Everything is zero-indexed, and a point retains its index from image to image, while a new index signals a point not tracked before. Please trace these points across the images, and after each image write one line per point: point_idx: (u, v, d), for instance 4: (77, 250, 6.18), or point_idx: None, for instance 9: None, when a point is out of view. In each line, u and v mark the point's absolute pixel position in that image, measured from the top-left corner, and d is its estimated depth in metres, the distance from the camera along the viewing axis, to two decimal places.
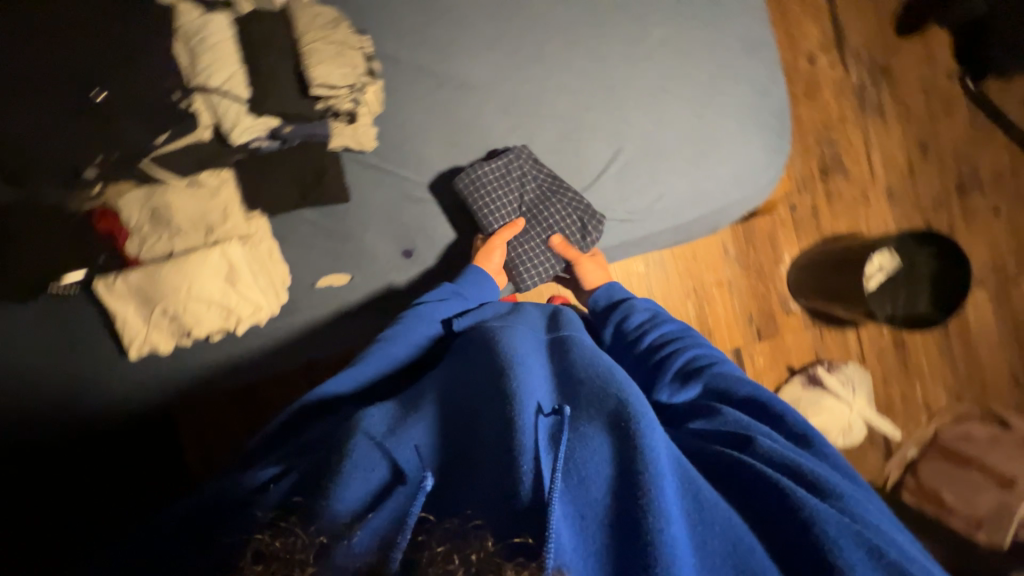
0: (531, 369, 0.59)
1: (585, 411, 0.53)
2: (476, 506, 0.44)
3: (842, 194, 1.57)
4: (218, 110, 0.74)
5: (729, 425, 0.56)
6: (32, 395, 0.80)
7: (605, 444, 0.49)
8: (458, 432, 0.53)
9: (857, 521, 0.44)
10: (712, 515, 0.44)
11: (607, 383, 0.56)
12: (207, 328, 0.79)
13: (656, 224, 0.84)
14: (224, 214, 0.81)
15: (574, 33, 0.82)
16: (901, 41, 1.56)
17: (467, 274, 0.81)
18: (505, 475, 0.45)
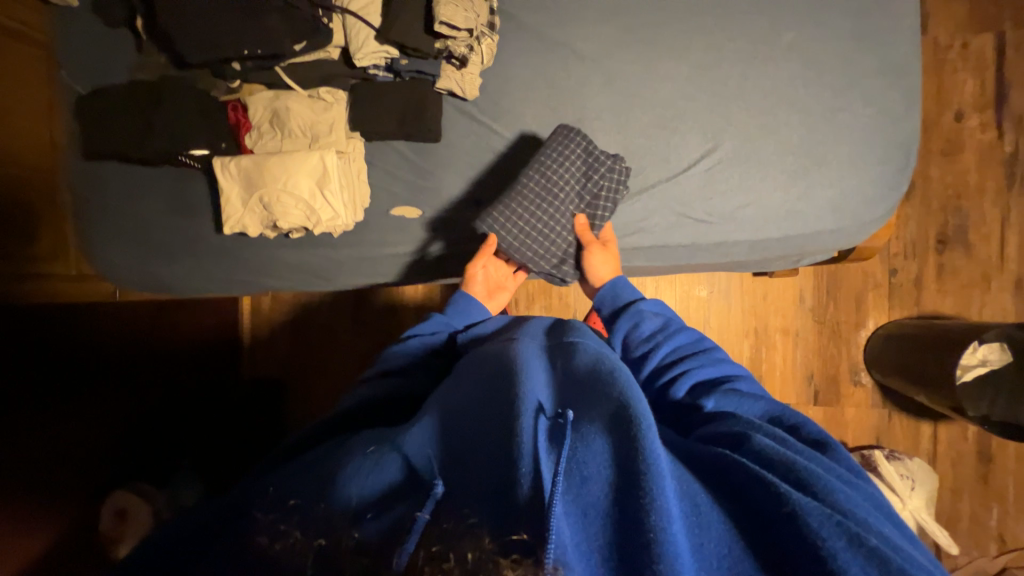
0: (532, 374, 0.56)
1: (581, 410, 0.50)
2: (476, 506, 0.41)
3: (958, 271, 1.39)
4: (350, 32, 0.81)
5: (728, 427, 0.55)
6: (147, 256, 0.99)
7: (605, 443, 0.45)
8: (457, 442, 0.50)
9: (841, 512, 0.43)
10: (708, 519, 0.42)
11: (607, 382, 0.53)
12: (290, 223, 0.86)
13: (734, 233, 0.80)
14: (331, 128, 0.90)
15: (698, 23, 0.81)
16: None
17: (455, 305, 0.84)
18: (510, 471, 0.43)
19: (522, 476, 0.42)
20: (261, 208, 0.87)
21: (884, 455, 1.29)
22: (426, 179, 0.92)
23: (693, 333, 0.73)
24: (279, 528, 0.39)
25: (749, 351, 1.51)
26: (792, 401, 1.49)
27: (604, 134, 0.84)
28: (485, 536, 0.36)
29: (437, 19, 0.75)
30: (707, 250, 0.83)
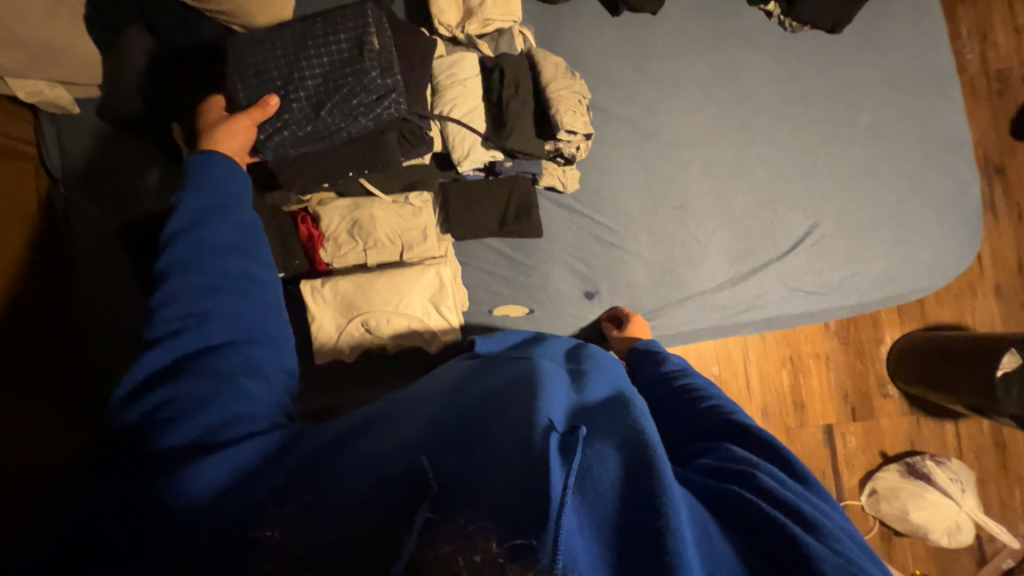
0: (551, 385, 0.47)
1: (597, 426, 0.43)
2: (481, 509, 0.33)
3: (949, 284, 1.58)
4: (454, 139, 0.77)
5: (726, 458, 0.49)
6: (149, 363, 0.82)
7: (619, 460, 0.39)
8: (455, 429, 0.41)
9: (850, 562, 0.38)
10: (719, 552, 0.37)
11: (629, 407, 0.47)
12: (401, 343, 0.79)
13: (841, 300, 0.84)
14: (424, 234, 0.84)
15: (780, 110, 0.86)
16: (1017, 143, 1.58)
17: (212, 170, 0.55)
18: (507, 479, 0.35)
19: (518, 476, 0.35)
20: (363, 331, 0.78)
21: (933, 463, 1.47)
22: (532, 276, 0.88)
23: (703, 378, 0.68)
24: (254, 533, 0.34)
25: (788, 378, 1.59)
26: (833, 421, 1.58)
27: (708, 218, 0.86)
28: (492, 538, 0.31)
29: (560, 127, 0.74)
30: (815, 317, 0.86)
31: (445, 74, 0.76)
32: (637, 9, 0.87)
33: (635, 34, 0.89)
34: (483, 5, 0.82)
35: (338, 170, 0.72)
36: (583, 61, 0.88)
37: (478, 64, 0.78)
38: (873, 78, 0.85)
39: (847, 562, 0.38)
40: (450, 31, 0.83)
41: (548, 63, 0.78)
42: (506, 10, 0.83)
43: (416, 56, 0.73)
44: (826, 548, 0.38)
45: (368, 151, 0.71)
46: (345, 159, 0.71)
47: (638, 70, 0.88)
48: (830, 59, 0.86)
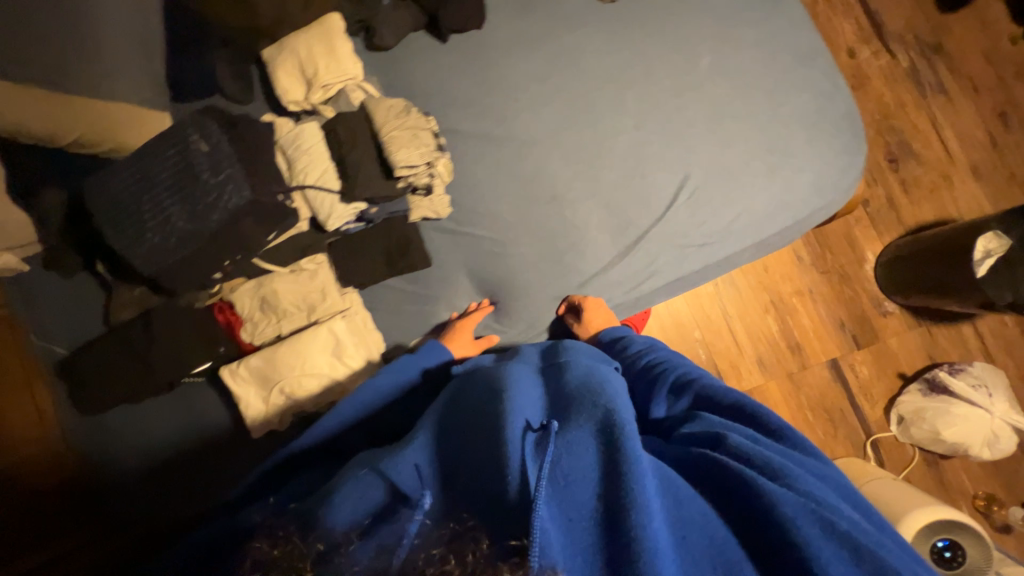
0: (520, 394, 0.57)
1: (568, 419, 0.53)
2: (473, 511, 0.44)
3: (919, 181, 1.47)
4: (315, 203, 0.82)
5: (703, 428, 0.58)
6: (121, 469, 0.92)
7: (593, 450, 0.49)
8: (456, 454, 0.52)
9: (812, 499, 0.46)
10: (690, 513, 0.47)
11: (591, 396, 0.55)
12: (316, 403, 0.84)
13: (736, 244, 0.83)
14: (323, 293, 0.90)
15: (623, 76, 0.87)
16: (947, 15, 1.48)
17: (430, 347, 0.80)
18: (489, 485, 0.46)
19: (501, 500, 0.45)
20: (284, 399, 0.84)
21: (947, 373, 1.35)
22: (434, 304, 0.91)
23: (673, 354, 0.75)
24: (253, 543, 0.44)
25: (777, 323, 1.51)
26: (837, 355, 1.49)
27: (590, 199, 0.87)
28: (483, 539, 0.40)
29: (399, 164, 0.78)
30: (719, 266, 0.85)
31: (291, 148, 0.82)
32: (461, 29, 0.91)
33: (468, 52, 0.92)
34: (319, 74, 0.89)
35: (210, 269, 0.76)
36: (427, 93, 0.93)
37: (319, 129, 0.83)
38: (704, 18, 0.84)
39: (811, 502, 0.46)
40: (301, 107, 0.92)
41: (380, 109, 0.82)
42: (340, 71, 0.89)
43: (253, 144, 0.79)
44: (789, 492, 0.46)
45: (232, 244, 0.75)
46: (205, 254, 0.74)
47: (480, 84, 0.91)
48: (657, 16, 0.86)
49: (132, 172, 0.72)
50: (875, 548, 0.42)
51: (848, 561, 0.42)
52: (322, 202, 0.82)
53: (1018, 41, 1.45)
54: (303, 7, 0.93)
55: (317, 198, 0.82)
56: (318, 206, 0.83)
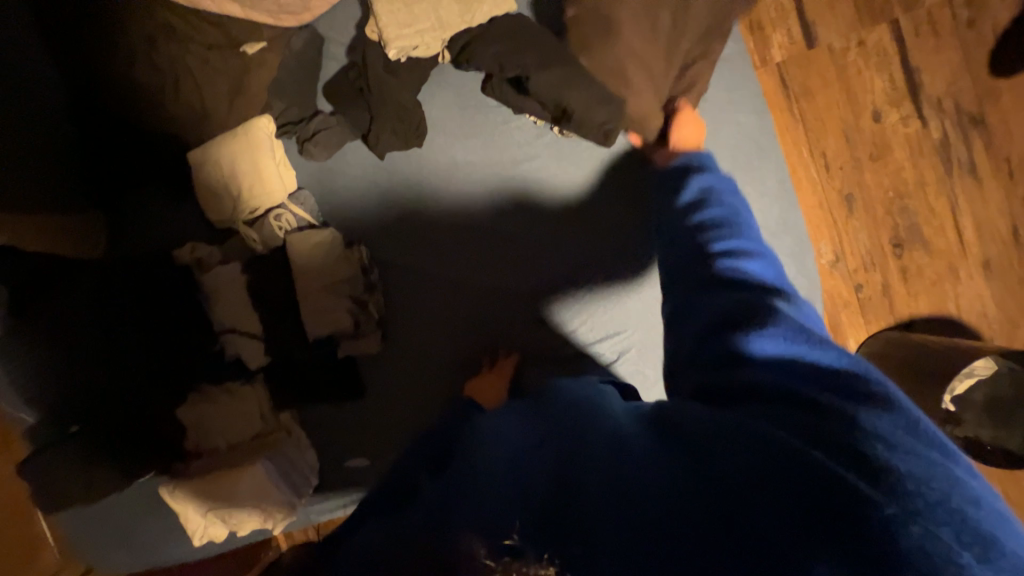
0: (498, 425, 0.59)
1: (548, 436, 0.53)
2: (461, 525, 0.44)
3: (921, 270, 1.35)
4: (236, 346, 0.87)
5: (770, 378, 0.49)
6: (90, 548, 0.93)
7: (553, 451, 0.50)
8: (444, 489, 0.51)
9: (883, 486, 0.38)
10: (664, 484, 0.42)
11: (573, 417, 0.55)
12: (251, 526, 0.90)
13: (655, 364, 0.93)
14: (258, 421, 0.90)
15: (560, 221, 0.93)
16: (999, 83, 1.27)
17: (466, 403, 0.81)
18: (472, 502, 0.46)
19: (483, 507, 0.44)
20: (220, 522, 0.89)
21: None
22: (364, 430, 0.93)
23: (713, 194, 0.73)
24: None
25: None
26: None
27: (573, 275, 0.93)
28: (475, 545, 0.40)
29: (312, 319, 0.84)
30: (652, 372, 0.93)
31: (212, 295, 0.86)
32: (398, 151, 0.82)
33: (408, 176, 0.90)
34: (242, 195, 0.84)
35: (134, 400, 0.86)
36: None
37: (236, 271, 0.86)
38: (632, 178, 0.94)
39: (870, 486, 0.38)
40: (229, 224, 0.87)
41: (304, 255, 0.83)
42: (265, 194, 0.84)
43: (179, 281, 0.87)
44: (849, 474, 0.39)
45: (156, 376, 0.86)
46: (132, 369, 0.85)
47: (421, 213, 0.90)
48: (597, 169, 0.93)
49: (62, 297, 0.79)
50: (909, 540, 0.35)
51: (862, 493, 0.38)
52: (242, 343, 0.88)
53: None
54: (227, 111, 0.84)
55: (236, 340, 0.87)
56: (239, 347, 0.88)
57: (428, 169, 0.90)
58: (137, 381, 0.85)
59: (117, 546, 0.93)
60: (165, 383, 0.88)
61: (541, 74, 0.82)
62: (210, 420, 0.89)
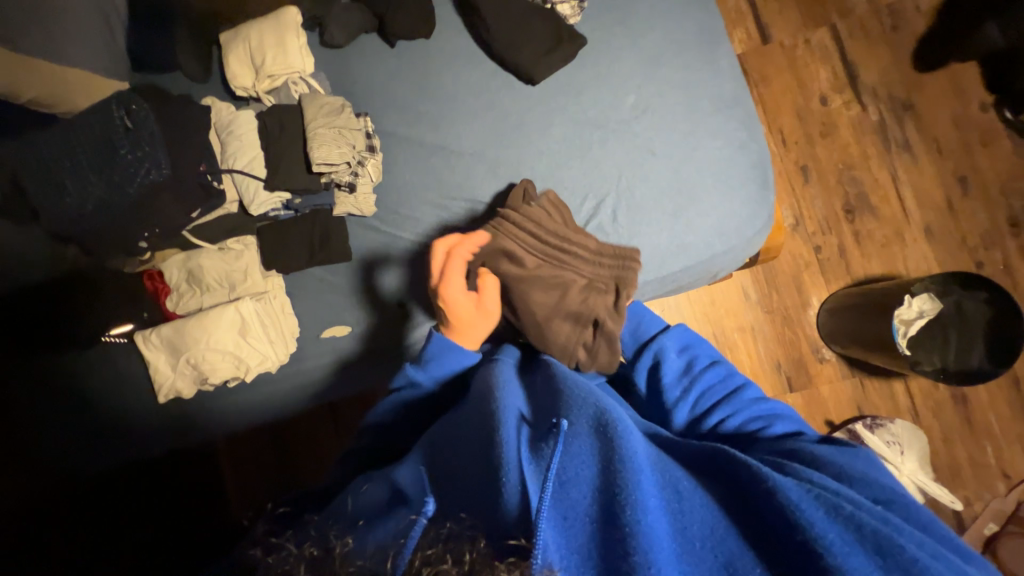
0: (505, 385, 0.66)
1: (569, 415, 0.57)
2: (470, 509, 0.51)
3: (873, 234, 1.48)
4: (241, 187, 0.87)
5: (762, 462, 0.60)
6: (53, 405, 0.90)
7: (586, 446, 0.54)
8: (453, 461, 0.59)
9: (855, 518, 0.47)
10: (691, 504, 0.50)
11: (581, 397, 0.61)
12: (222, 376, 0.87)
13: (666, 244, 0.84)
14: (245, 274, 0.94)
15: (553, 101, 0.89)
16: (923, 76, 1.48)
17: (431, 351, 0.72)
18: (486, 476, 0.54)
19: (489, 496, 0.51)
20: (191, 368, 0.87)
21: (864, 425, 1.37)
22: (347, 297, 0.95)
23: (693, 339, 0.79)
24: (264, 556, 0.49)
25: None
26: (770, 395, 1.49)
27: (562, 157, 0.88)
28: (481, 538, 0.46)
29: (315, 159, 0.84)
30: (667, 250, 0.85)
31: (224, 132, 0.87)
32: (407, 35, 0.94)
33: (412, 60, 0.95)
34: (265, 63, 0.92)
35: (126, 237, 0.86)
36: (367, 95, 0.96)
37: (253, 118, 0.88)
38: (642, 59, 0.86)
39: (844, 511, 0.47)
40: (249, 93, 0.96)
41: (314, 110, 0.86)
42: (285, 64, 0.92)
43: (184, 120, 0.85)
44: (825, 508, 0.47)
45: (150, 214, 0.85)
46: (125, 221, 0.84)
47: (418, 92, 0.94)
48: (561, 97, 0.89)
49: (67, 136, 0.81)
50: (888, 536, 0.45)
51: (868, 556, 0.45)
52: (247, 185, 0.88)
53: (988, 108, 1.45)
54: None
55: (242, 180, 0.87)
56: (244, 187, 0.88)
57: (428, 56, 0.95)
58: (125, 231, 0.85)
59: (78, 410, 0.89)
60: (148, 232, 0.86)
61: (492, 22, 0.88)
62: (195, 269, 0.94)
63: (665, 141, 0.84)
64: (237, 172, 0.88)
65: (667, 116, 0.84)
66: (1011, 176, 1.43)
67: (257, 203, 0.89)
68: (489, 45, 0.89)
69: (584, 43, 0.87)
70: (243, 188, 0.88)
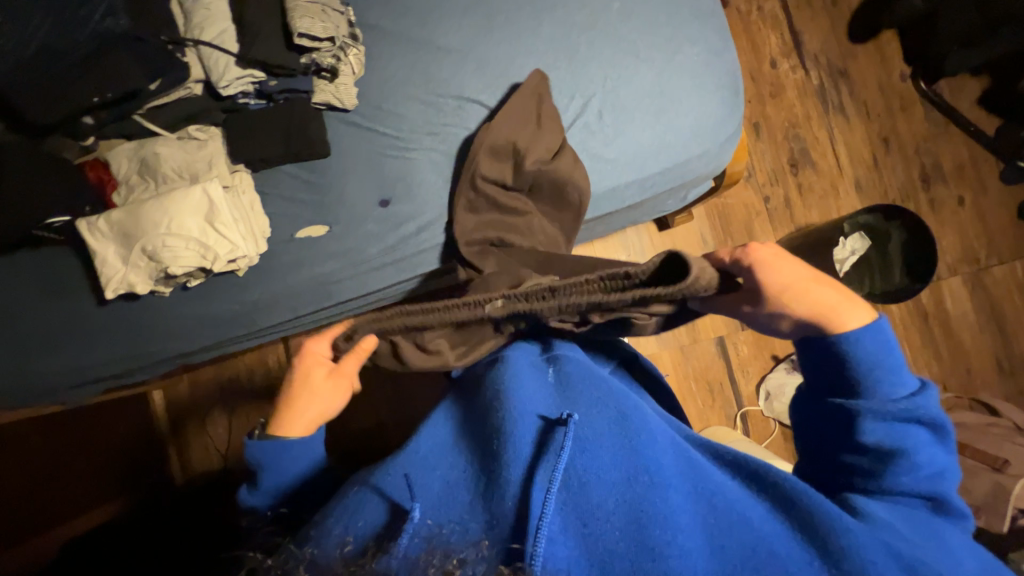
0: (519, 381, 0.60)
1: (585, 418, 0.56)
2: (480, 523, 0.48)
3: (813, 186, 1.64)
4: (207, 61, 0.82)
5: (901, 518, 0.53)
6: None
7: (608, 451, 0.52)
8: (465, 462, 0.55)
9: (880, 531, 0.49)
10: (723, 517, 0.49)
11: (603, 397, 0.58)
12: (184, 266, 0.80)
13: (648, 145, 0.88)
14: (209, 165, 0.85)
15: (542, 4, 0.91)
16: (856, 46, 1.66)
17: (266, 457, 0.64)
18: (498, 485, 0.50)
19: (502, 509, 0.48)
20: (146, 258, 0.80)
21: None
22: (323, 195, 0.90)
23: (923, 424, 0.56)
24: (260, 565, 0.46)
25: None
26: (724, 333, 1.59)
27: (550, 58, 0.90)
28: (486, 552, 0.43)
29: (296, 31, 0.80)
30: (650, 152, 0.89)
31: (191, 4, 0.82)
32: None
33: None
34: None
35: (70, 103, 0.78)
36: None
37: None
38: None
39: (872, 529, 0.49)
40: None
41: None
42: None
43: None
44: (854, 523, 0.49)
45: (101, 77, 0.77)
46: (71, 84, 0.77)
47: None
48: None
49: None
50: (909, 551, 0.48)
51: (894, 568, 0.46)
52: (215, 60, 0.82)
53: (906, 79, 1.65)
54: None
55: (210, 54, 0.82)
56: (211, 62, 0.82)
57: None
58: (69, 95, 0.77)
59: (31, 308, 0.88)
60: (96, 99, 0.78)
61: None
62: (148, 155, 0.84)
63: (647, 45, 0.89)
64: (201, 45, 0.82)
65: (649, 22, 0.89)
66: (923, 138, 1.64)
67: (224, 81, 0.83)
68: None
69: None
70: (210, 63, 0.82)
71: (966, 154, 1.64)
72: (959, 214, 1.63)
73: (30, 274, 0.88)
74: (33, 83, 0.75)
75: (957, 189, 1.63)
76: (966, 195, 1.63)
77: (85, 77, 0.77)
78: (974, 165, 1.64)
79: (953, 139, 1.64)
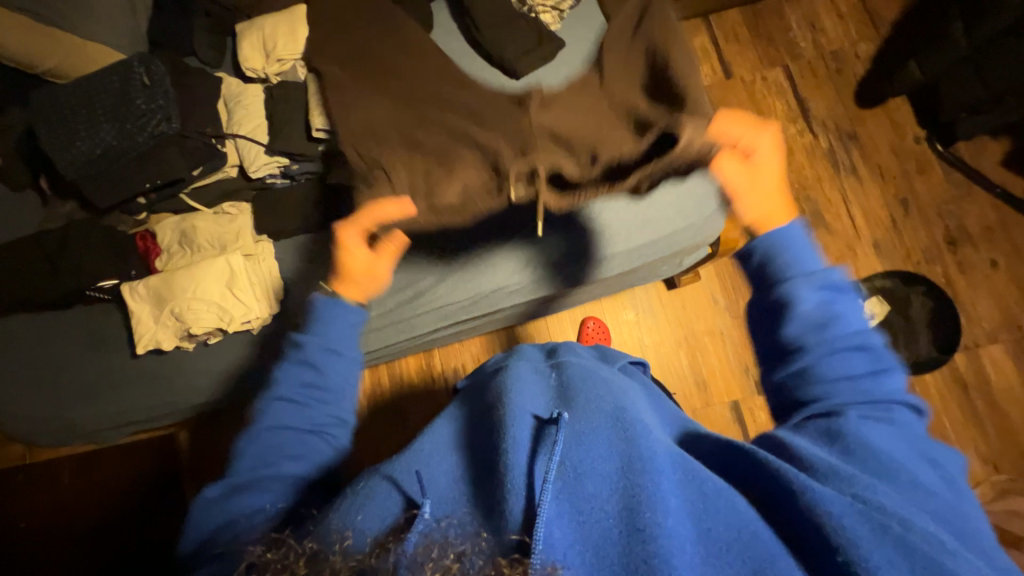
0: (521, 383, 0.57)
1: (579, 412, 0.51)
2: (472, 511, 0.44)
3: (828, 247, 1.61)
4: (242, 150, 0.96)
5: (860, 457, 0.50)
6: (48, 350, 1.00)
7: (600, 443, 0.46)
8: (465, 450, 0.51)
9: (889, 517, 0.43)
10: (715, 505, 0.43)
11: (603, 394, 0.54)
12: (204, 326, 0.90)
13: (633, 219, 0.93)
14: (237, 236, 0.97)
15: (534, 94, 1.01)
16: (865, 112, 1.68)
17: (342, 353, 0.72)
18: (491, 474, 0.46)
19: (491, 498, 0.44)
20: (173, 318, 0.91)
21: None
22: (333, 262, 0.99)
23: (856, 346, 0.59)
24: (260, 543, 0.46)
25: (686, 358, 1.54)
26: (739, 397, 1.52)
27: None
28: (482, 537, 0.40)
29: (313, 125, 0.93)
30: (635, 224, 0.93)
31: (234, 104, 0.98)
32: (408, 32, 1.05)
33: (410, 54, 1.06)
34: (275, 48, 1.00)
35: (128, 187, 0.93)
36: None
37: (260, 92, 0.99)
38: (613, 60, 0.99)
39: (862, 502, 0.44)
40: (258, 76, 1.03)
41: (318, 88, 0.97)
42: (294, 50, 1.00)
43: (202, 93, 0.98)
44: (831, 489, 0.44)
45: (156, 165, 0.92)
46: (133, 171, 0.92)
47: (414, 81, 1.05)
48: (542, 89, 1.01)
49: (90, 98, 0.91)
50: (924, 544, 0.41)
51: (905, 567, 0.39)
52: (248, 148, 0.96)
53: (920, 141, 1.64)
54: None
55: (244, 142, 0.96)
56: (244, 149, 0.96)
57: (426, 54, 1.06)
58: (129, 181, 0.92)
59: (76, 357, 1.00)
60: (149, 184, 0.92)
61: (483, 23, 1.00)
62: (186, 228, 0.97)
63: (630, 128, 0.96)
64: (237, 136, 0.97)
65: (632, 108, 0.97)
66: (945, 200, 1.60)
67: (254, 165, 0.96)
68: (479, 42, 1.01)
69: (561, 45, 1.01)
70: (244, 151, 0.96)
71: (995, 216, 1.57)
72: (992, 279, 1.54)
73: (79, 328, 1.00)
74: (106, 171, 0.92)
75: (988, 252, 1.55)
76: (998, 258, 1.55)
77: (143, 166, 0.92)
78: (1005, 228, 1.56)
79: (978, 201, 1.59)
